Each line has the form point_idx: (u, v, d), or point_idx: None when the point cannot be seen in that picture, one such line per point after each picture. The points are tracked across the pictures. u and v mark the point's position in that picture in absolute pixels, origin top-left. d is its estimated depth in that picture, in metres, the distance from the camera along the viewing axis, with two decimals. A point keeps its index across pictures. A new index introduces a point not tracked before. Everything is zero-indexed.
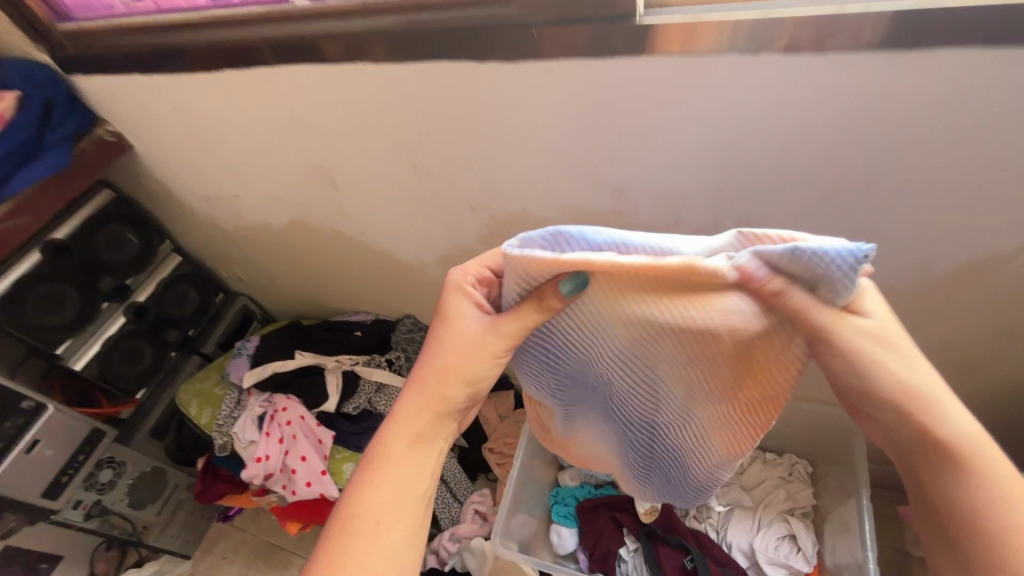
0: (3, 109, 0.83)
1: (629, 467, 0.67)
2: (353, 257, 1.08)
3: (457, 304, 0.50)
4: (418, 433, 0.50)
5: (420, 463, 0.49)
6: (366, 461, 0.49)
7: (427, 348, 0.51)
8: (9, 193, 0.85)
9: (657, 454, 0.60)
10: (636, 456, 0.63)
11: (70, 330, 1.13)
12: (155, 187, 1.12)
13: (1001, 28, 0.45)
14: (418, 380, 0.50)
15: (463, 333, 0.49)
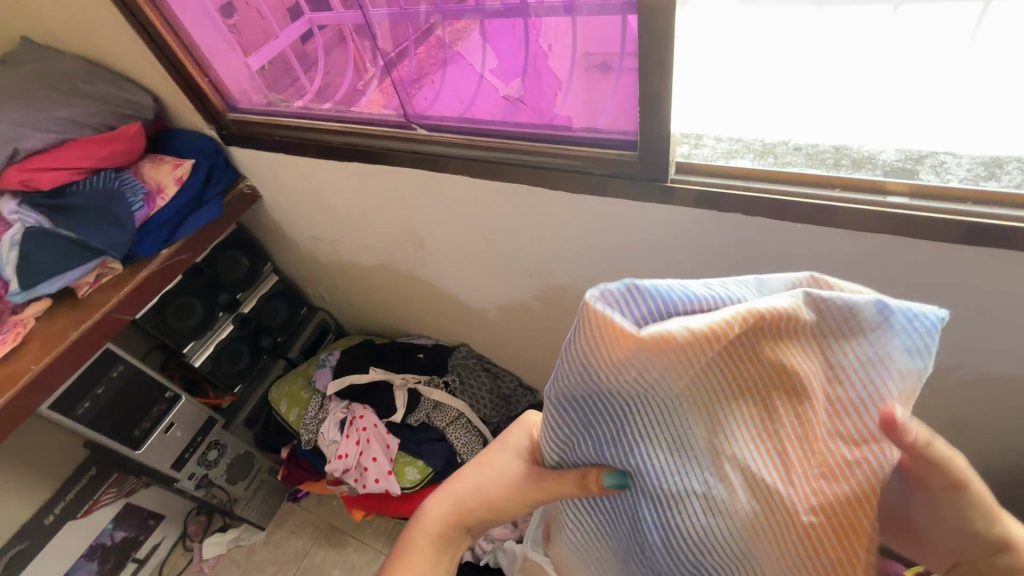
0: (182, 173, 1.09)
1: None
2: (426, 295, 1.31)
3: (517, 434, 0.57)
4: (440, 536, 0.55)
5: (438, 563, 0.55)
6: (395, 552, 0.55)
7: (466, 466, 0.57)
8: (181, 235, 1.10)
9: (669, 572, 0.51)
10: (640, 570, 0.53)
11: (195, 334, 1.38)
12: (272, 225, 1.39)
13: (921, 227, 0.63)
14: (449, 493, 0.56)
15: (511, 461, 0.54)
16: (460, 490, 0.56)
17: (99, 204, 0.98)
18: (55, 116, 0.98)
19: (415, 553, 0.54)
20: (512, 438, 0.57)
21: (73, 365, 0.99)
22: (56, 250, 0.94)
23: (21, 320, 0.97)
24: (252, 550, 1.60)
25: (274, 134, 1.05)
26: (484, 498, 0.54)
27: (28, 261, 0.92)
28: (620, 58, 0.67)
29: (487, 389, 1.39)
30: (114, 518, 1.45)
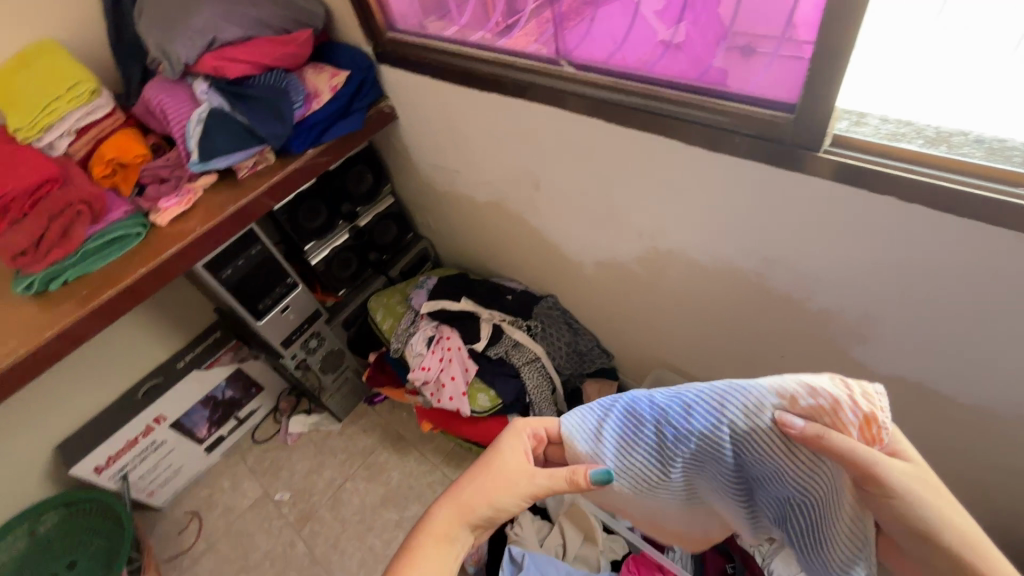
0: (337, 82, 1.18)
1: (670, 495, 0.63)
2: (529, 240, 1.34)
3: (509, 436, 0.66)
4: (444, 533, 0.58)
5: (445, 557, 0.57)
6: (401, 552, 0.58)
7: (469, 470, 0.63)
8: (325, 139, 1.20)
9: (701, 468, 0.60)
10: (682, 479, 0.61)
11: (317, 234, 1.52)
12: (401, 149, 1.48)
13: None
14: (454, 492, 0.61)
15: (505, 466, 0.62)
16: (458, 505, 0.60)
17: (268, 98, 1.10)
18: (246, 12, 1.10)
19: (420, 552, 0.57)
20: (502, 444, 0.65)
21: (224, 235, 1.14)
22: (228, 133, 1.08)
23: (193, 189, 1.14)
24: (327, 436, 1.78)
25: (422, 59, 1.12)
26: (486, 493, 0.60)
27: (208, 138, 1.07)
28: (781, 39, 0.68)
29: (566, 342, 1.43)
30: (227, 377, 1.68)
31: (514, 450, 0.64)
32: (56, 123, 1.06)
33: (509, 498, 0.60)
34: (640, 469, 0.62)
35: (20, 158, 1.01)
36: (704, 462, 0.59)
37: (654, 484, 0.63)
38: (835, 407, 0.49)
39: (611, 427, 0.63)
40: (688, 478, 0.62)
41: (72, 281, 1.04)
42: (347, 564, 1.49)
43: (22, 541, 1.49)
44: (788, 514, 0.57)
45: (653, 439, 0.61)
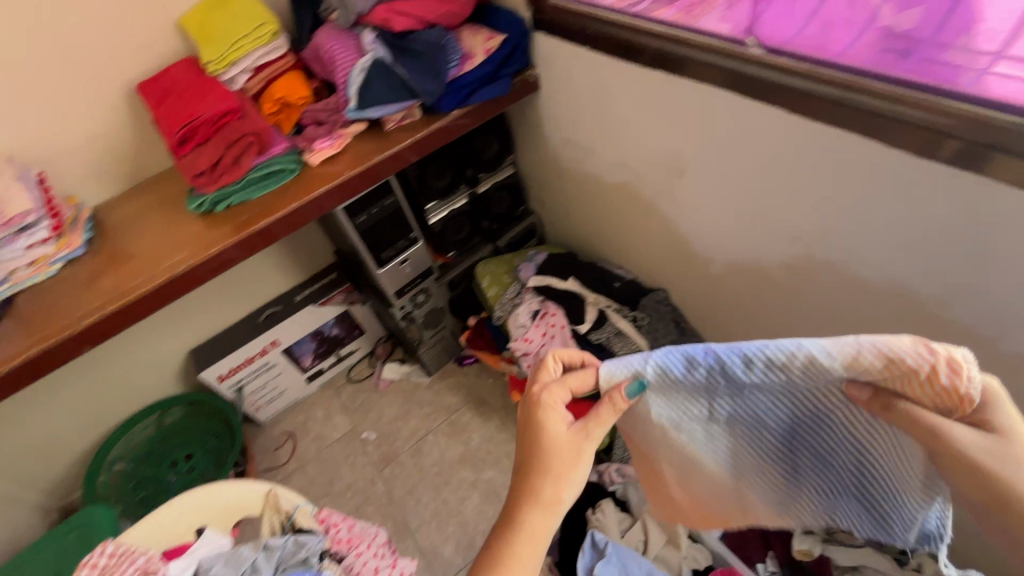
0: (492, 46, 1.19)
1: (713, 447, 0.65)
2: (656, 228, 1.29)
3: (539, 416, 0.64)
4: (535, 528, 0.61)
5: (542, 546, 0.61)
6: (491, 561, 0.59)
7: (532, 467, 0.62)
8: (470, 102, 1.22)
9: (750, 426, 0.61)
10: (729, 432, 0.63)
11: (440, 194, 1.57)
12: (534, 120, 1.48)
13: None
14: (532, 491, 0.62)
15: (560, 446, 0.62)
16: (543, 497, 0.61)
17: (428, 53, 1.12)
18: None
19: (517, 552, 0.59)
20: (540, 428, 0.63)
21: (367, 182, 1.19)
22: (386, 83, 1.13)
23: (344, 134, 1.19)
24: (416, 387, 1.86)
25: (586, 32, 1.10)
26: (565, 483, 0.62)
27: (369, 87, 1.12)
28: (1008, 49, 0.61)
29: (673, 340, 1.32)
30: (335, 316, 1.79)
31: (553, 425, 0.63)
32: (240, 61, 1.16)
33: (578, 471, 0.62)
34: (682, 417, 0.63)
35: (210, 89, 1.12)
36: (759, 422, 0.61)
37: (692, 433, 0.64)
38: (916, 369, 0.46)
39: (653, 381, 0.61)
40: (734, 434, 0.63)
41: (234, 205, 1.14)
42: (421, 511, 1.56)
43: (151, 428, 1.69)
44: (849, 473, 0.59)
45: (698, 390, 0.60)
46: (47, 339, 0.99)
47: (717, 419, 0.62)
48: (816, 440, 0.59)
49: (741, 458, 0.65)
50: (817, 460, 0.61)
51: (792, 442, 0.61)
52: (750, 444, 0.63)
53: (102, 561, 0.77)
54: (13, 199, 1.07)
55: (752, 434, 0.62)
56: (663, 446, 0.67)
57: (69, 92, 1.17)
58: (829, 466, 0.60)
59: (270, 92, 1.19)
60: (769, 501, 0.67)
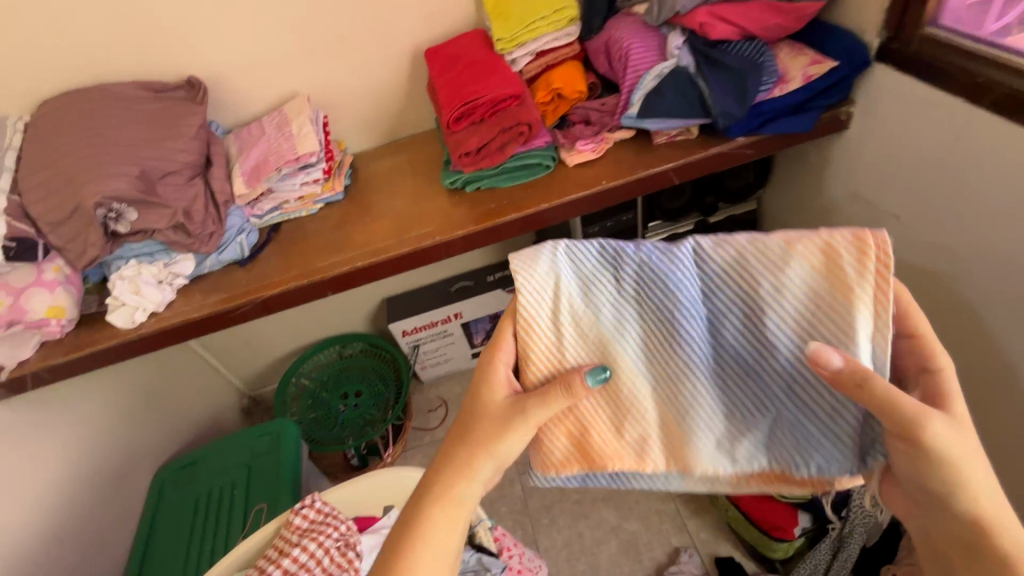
0: (817, 72, 0.98)
1: (630, 333, 0.62)
2: (961, 337, 0.99)
3: (485, 373, 0.68)
4: (449, 490, 0.66)
5: (455, 500, 0.66)
6: (411, 506, 0.67)
7: (465, 422, 0.69)
8: (763, 131, 1.03)
9: (671, 306, 0.59)
10: (645, 311, 0.61)
11: (669, 217, 1.41)
12: (814, 161, 1.24)
13: None
14: (456, 450, 0.68)
15: (492, 409, 0.66)
16: (463, 458, 0.67)
17: (741, 69, 0.96)
18: None
19: (431, 501, 0.66)
20: (480, 388, 0.68)
21: (616, 198, 1.09)
22: (680, 96, 0.99)
23: (607, 138, 1.11)
24: None
25: (991, 80, 0.80)
26: (484, 442, 0.66)
27: (659, 95, 0.99)
28: None
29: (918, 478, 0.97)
30: None
31: (498, 385, 0.67)
32: (528, 43, 1.11)
33: (509, 438, 0.65)
34: (590, 293, 0.63)
35: (495, 69, 1.08)
36: (681, 306, 0.59)
37: (605, 313, 0.62)
38: (839, 241, 0.53)
39: (561, 256, 0.63)
40: (652, 325, 0.61)
41: (482, 188, 1.13)
42: (554, 534, 1.43)
43: (334, 355, 1.84)
44: (767, 375, 0.58)
45: (609, 269, 0.62)
46: (302, 278, 1.07)
47: (631, 303, 0.61)
48: (733, 327, 0.58)
49: (660, 364, 0.61)
50: (749, 361, 0.58)
51: (712, 331, 0.59)
52: (669, 341, 0.60)
53: (310, 515, 0.78)
54: (304, 140, 1.16)
55: (670, 325, 0.60)
56: (567, 332, 0.63)
57: (365, 47, 1.24)
58: (762, 367, 0.58)
59: (546, 80, 1.13)
60: (691, 429, 0.60)
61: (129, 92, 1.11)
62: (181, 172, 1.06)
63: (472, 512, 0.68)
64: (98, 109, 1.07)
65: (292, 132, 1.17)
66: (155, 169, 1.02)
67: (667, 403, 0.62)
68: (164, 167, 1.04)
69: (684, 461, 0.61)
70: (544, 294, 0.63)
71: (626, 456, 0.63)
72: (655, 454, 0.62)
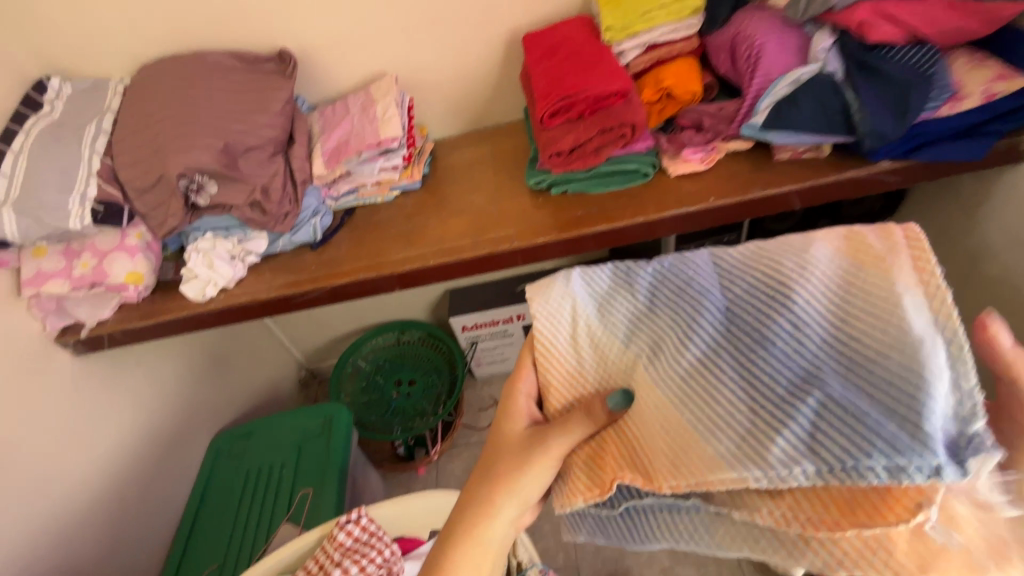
0: (1001, 90, 0.79)
1: (637, 333, 0.50)
2: None
3: (507, 403, 0.60)
4: (472, 533, 0.58)
5: (480, 543, 0.58)
6: (432, 553, 0.59)
7: (489, 460, 0.60)
8: (915, 157, 0.86)
9: (687, 295, 0.48)
10: (658, 304, 0.50)
11: (772, 240, 1.25)
12: (967, 195, 1.04)
13: None
14: (477, 489, 0.59)
15: (511, 441, 0.57)
16: (486, 495, 0.59)
17: (903, 80, 0.79)
18: None
19: (451, 545, 0.58)
20: (502, 418, 0.60)
21: (721, 219, 0.95)
22: (821, 107, 0.84)
23: (719, 148, 0.97)
24: None
25: None
26: (509, 481, 0.57)
27: (795, 105, 0.85)
28: None
29: None
30: None
31: (517, 417, 0.59)
32: (640, 33, 0.99)
33: (530, 473, 0.55)
34: (598, 298, 0.54)
35: (602, 62, 0.97)
36: (696, 293, 0.47)
37: (615, 312, 0.52)
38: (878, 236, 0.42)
39: (579, 275, 0.56)
40: (663, 317, 0.48)
41: (569, 191, 1.03)
42: (599, 565, 1.34)
43: (393, 339, 1.80)
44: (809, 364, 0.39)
45: (622, 274, 0.54)
46: (372, 270, 1.01)
47: (644, 300, 0.51)
48: (758, 310, 0.43)
49: (667, 355, 0.46)
50: (774, 342, 0.41)
51: (733, 318, 0.44)
52: (682, 326, 0.46)
53: (355, 532, 0.73)
54: (388, 125, 1.10)
55: (678, 314, 0.47)
56: (569, 335, 0.53)
57: (460, 28, 1.15)
58: (789, 349, 0.40)
59: (656, 76, 1.00)
60: (705, 428, 0.41)
61: (223, 61, 1.10)
62: (264, 148, 1.04)
63: (499, 551, 0.60)
64: (191, 77, 1.06)
65: (377, 114, 1.12)
66: (239, 143, 1.00)
67: (670, 398, 0.44)
68: (247, 141, 1.01)
69: (695, 476, 0.41)
70: (559, 311, 0.54)
71: (629, 471, 0.45)
72: (667, 466, 0.43)
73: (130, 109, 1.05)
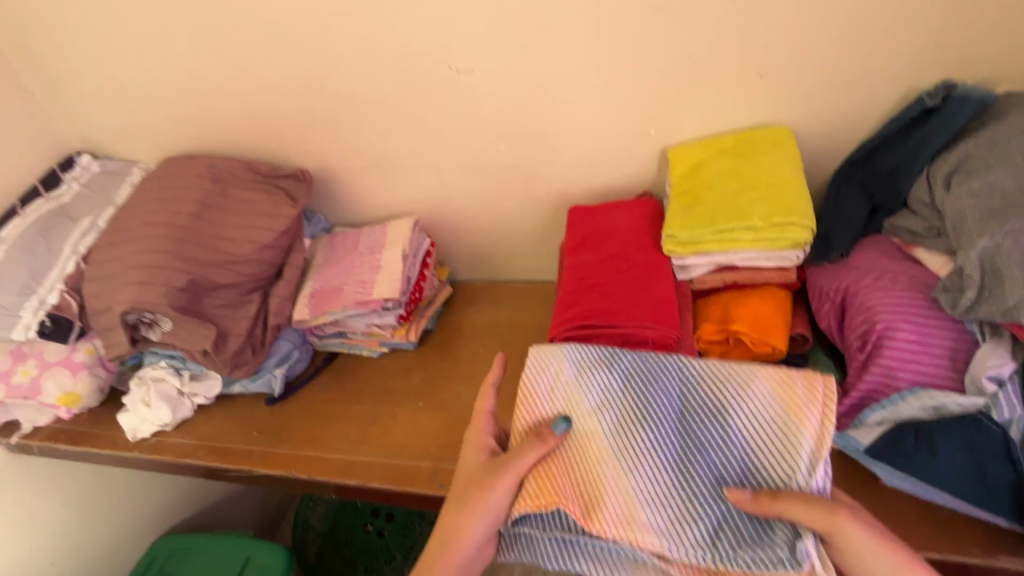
0: None
1: (603, 402, 0.64)
2: None
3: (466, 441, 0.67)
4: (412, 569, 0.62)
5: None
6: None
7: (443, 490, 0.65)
8: None
9: (647, 392, 0.63)
10: (627, 386, 0.64)
11: None
12: None
13: None
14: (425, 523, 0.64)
15: (468, 469, 0.64)
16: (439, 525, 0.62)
17: None
18: None
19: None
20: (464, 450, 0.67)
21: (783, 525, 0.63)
22: (973, 468, 0.53)
23: None
24: None
25: None
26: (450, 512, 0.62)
27: (929, 449, 0.54)
28: None
29: None
30: None
31: (476, 448, 0.66)
32: (714, 252, 0.74)
33: (479, 500, 0.60)
34: (578, 371, 0.66)
35: (650, 285, 0.74)
36: (655, 391, 0.63)
37: (590, 385, 0.65)
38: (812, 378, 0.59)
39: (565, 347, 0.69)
40: (628, 406, 0.63)
41: None
42: None
43: None
44: (735, 466, 0.57)
45: (604, 358, 0.67)
46: (307, 469, 0.81)
47: (618, 389, 0.64)
48: (704, 421, 0.60)
49: (630, 432, 0.61)
50: (709, 456, 0.58)
51: (683, 422, 0.61)
52: (641, 418, 0.62)
53: None
54: (386, 281, 0.92)
55: (639, 407, 0.62)
56: (550, 394, 0.65)
57: (500, 180, 0.97)
58: (714, 461, 0.57)
59: (725, 313, 0.74)
60: (643, 492, 0.57)
61: (236, 172, 0.98)
62: (240, 285, 0.90)
63: None
64: (192, 186, 0.95)
65: (380, 262, 0.95)
66: (208, 280, 0.87)
67: (629, 469, 0.59)
68: (218, 279, 0.88)
69: (628, 530, 0.56)
70: (553, 377, 0.66)
71: (575, 507, 0.57)
72: (607, 515, 0.57)
73: (124, 210, 0.96)
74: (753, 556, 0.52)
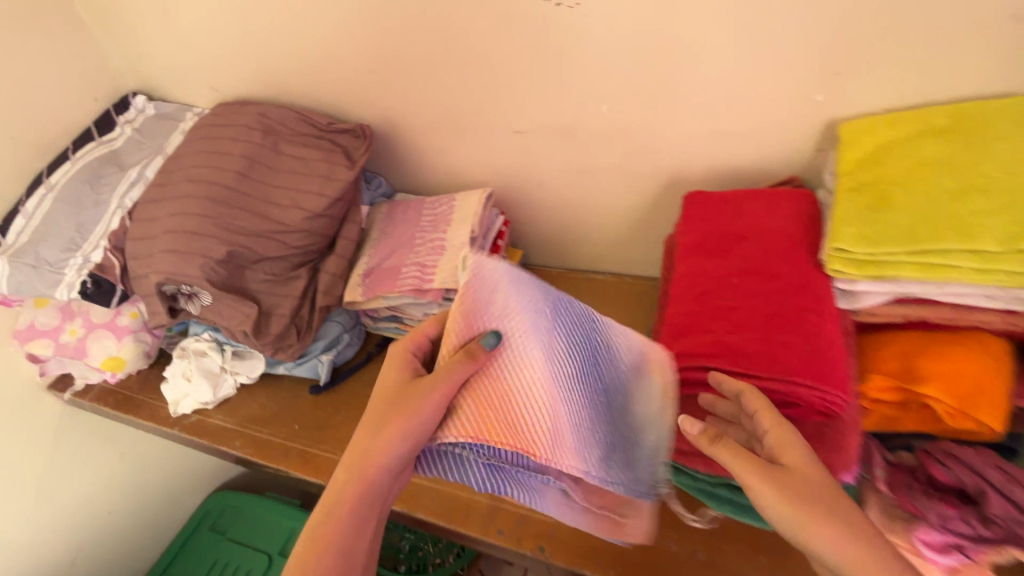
0: None
1: (533, 317, 0.49)
2: None
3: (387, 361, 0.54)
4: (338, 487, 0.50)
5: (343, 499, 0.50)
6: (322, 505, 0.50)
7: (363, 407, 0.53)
8: None
9: (572, 321, 0.51)
10: (556, 307, 0.51)
11: None
12: None
13: None
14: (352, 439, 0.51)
15: (388, 389, 0.51)
16: (372, 435, 0.49)
17: None
18: None
19: (330, 502, 0.50)
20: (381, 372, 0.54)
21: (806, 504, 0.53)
22: None
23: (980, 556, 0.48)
24: None
25: None
26: (375, 424, 0.50)
27: None
28: None
29: None
30: None
31: (394, 369, 0.53)
32: (901, 280, 0.52)
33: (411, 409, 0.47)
34: (516, 280, 0.50)
35: (802, 322, 0.52)
36: (575, 319, 0.51)
37: (523, 296, 0.49)
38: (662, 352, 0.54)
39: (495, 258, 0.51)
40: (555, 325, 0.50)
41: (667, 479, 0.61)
42: None
43: None
44: (627, 406, 0.52)
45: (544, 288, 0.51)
46: None
47: (548, 296, 0.51)
48: (605, 359, 0.52)
49: (554, 356, 0.48)
50: (607, 393, 0.52)
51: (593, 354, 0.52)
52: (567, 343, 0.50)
53: None
54: (448, 266, 0.77)
55: (565, 330, 0.50)
56: (484, 301, 0.48)
57: (595, 150, 0.77)
58: (613, 402, 0.52)
59: (907, 367, 0.53)
60: (566, 421, 0.48)
61: (288, 124, 0.85)
62: (286, 259, 0.79)
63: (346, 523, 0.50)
64: (240, 139, 0.83)
65: (444, 243, 0.80)
66: (249, 253, 0.76)
67: (557, 397, 0.48)
68: (260, 251, 0.77)
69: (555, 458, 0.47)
70: (491, 282, 0.49)
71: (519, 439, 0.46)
72: (547, 444, 0.47)
73: (170, 161, 0.85)
74: (630, 480, 0.51)
